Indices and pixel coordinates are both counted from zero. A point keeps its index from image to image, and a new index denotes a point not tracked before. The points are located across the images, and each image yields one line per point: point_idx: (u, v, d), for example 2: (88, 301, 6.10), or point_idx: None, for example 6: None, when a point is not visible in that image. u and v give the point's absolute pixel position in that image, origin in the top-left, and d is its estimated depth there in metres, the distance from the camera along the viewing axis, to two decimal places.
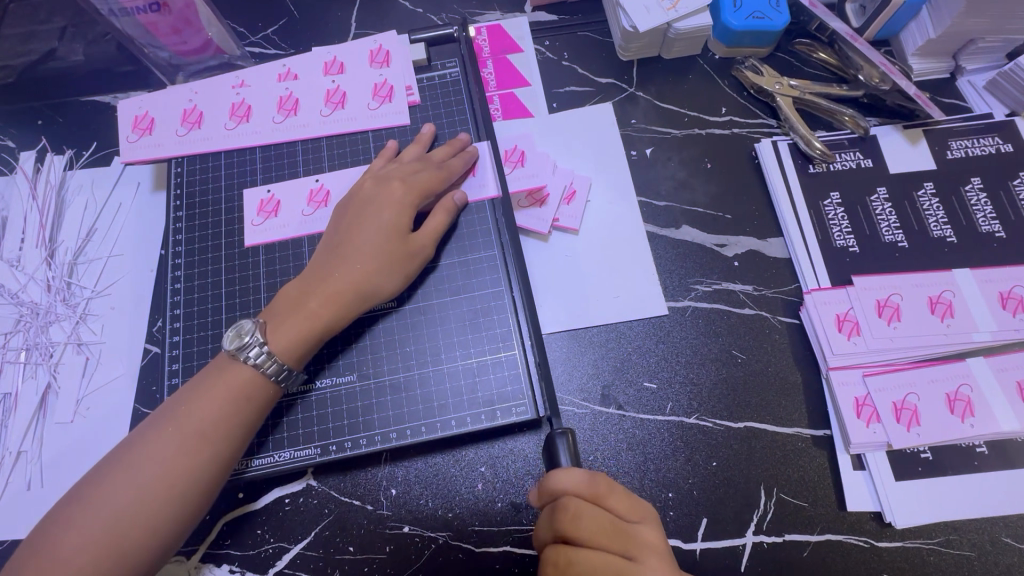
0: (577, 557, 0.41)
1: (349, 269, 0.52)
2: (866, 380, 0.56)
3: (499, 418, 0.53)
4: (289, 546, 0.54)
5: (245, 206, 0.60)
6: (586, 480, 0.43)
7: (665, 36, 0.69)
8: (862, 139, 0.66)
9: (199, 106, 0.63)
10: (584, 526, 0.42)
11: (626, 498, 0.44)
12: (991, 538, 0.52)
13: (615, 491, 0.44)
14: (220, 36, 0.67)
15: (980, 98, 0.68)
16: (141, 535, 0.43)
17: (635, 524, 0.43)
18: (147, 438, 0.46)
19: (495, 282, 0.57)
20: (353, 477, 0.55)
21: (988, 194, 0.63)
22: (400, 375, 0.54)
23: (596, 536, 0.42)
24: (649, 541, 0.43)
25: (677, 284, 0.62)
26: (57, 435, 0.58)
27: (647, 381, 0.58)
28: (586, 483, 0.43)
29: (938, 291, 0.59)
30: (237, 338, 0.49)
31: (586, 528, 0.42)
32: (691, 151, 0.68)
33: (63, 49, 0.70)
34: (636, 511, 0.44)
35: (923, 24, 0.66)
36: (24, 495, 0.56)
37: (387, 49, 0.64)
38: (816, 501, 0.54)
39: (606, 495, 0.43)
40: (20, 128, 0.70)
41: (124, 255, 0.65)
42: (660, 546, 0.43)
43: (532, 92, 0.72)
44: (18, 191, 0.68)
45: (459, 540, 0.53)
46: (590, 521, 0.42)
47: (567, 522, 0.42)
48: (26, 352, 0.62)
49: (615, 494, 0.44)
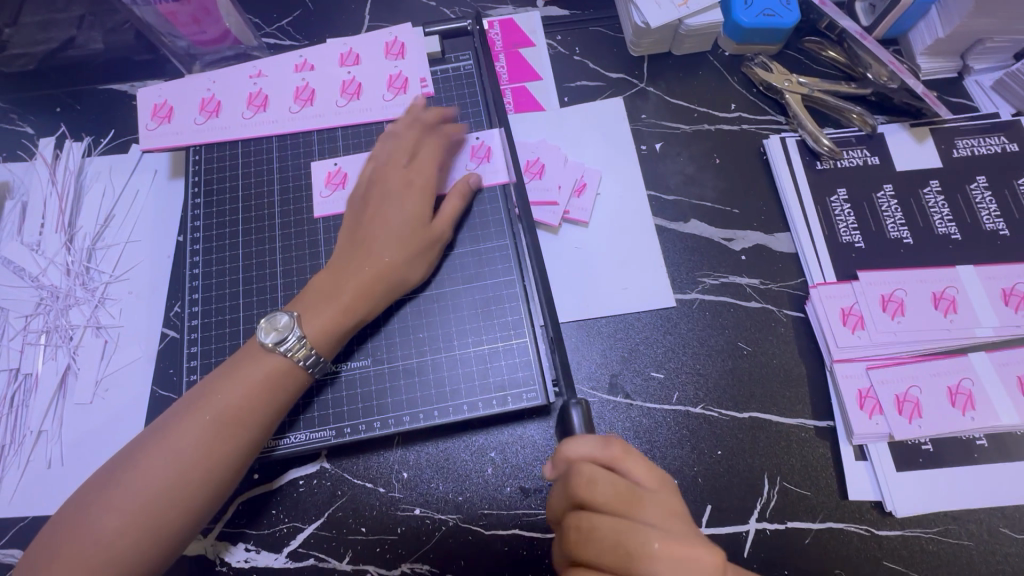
0: (598, 523, 0.41)
1: (379, 260, 0.53)
2: (869, 372, 0.57)
3: (510, 403, 0.54)
4: (303, 526, 0.55)
5: (313, 180, 0.62)
6: (599, 447, 0.44)
7: (676, 33, 0.70)
8: (869, 137, 0.67)
9: (217, 95, 0.64)
10: (603, 490, 0.42)
11: (642, 464, 0.44)
12: (989, 528, 0.53)
13: (630, 457, 0.44)
14: (237, 26, 0.69)
15: (986, 97, 0.69)
16: (180, 513, 0.45)
17: (650, 490, 0.43)
18: (179, 422, 0.47)
19: (507, 271, 0.58)
20: (365, 460, 0.56)
21: (993, 193, 0.63)
22: (414, 362, 0.56)
23: (615, 500, 0.42)
24: (666, 505, 0.43)
25: (685, 278, 0.63)
26: (77, 416, 0.60)
27: (654, 371, 0.59)
28: (599, 449, 0.44)
29: (942, 287, 0.60)
30: (274, 330, 0.50)
31: (605, 495, 0.42)
32: (700, 147, 0.69)
33: (83, 37, 0.71)
34: (654, 478, 0.44)
35: (932, 24, 0.67)
36: (44, 474, 0.57)
37: (403, 41, 0.65)
38: (818, 491, 0.55)
39: (621, 459, 0.44)
40: (39, 115, 0.72)
41: (141, 241, 0.66)
42: (681, 512, 0.43)
43: (544, 86, 0.73)
44: (37, 177, 0.69)
45: (468, 523, 0.54)
46: (607, 486, 0.42)
47: (585, 489, 0.42)
48: (46, 334, 0.63)
49: (631, 459, 0.44)
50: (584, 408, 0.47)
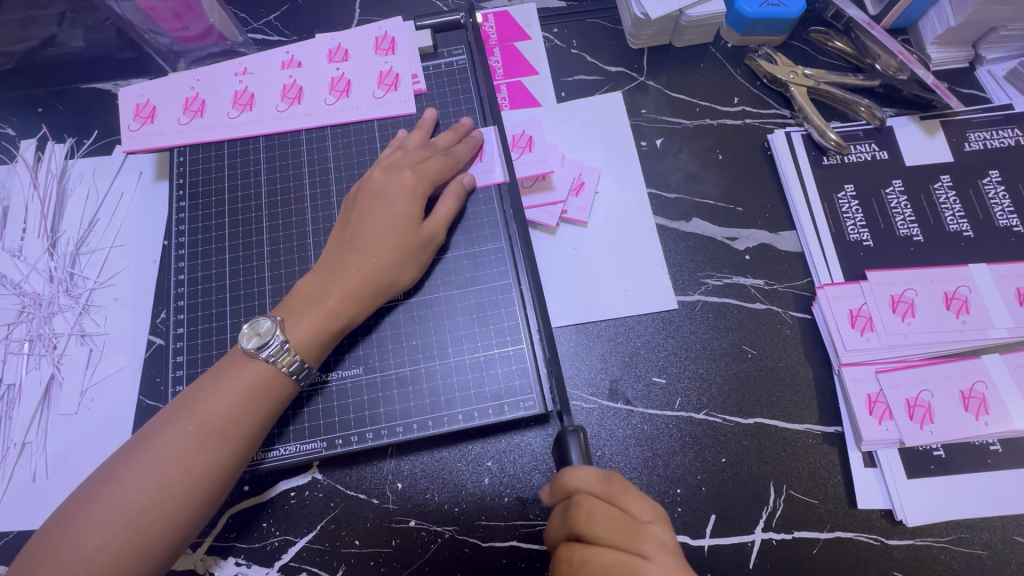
0: (591, 557, 0.41)
1: (367, 260, 0.51)
2: (879, 376, 0.55)
3: (507, 412, 0.52)
4: (295, 539, 0.53)
5: (306, 183, 0.60)
6: (601, 480, 0.43)
7: (677, 24, 0.68)
8: (877, 131, 0.65)
9: (202, 93, 0.62)
10: (600, 525, 0.41)
11: (638, 497, 0.43)
12: (1003, 537, 0.51)
13: (628, 491, 0.43)
14: (222, 22, 0.66)
15: (1000, 88, 0.66)
16: (164, 530, 0.43)
17: (647, 525, 0.42)
18: (163, 435, 0.45)
19: (502, 274, 0.56)
20: (359, 471, 0.55)
21: (1006, 188, 0.61)
22: (406, 369, 0.54)
23: (612, 534, 0.41)
24: (660, 540, 0.42)
25: (687, 278, 0.61)
26: (62, 427, 0.58)
27: (656, 376, 0.57)
28: (601, 483, 0.42)
29: (954, 286, 0.58)
30: (256, 335, 0.48)
31: (602, 529, 0.41)
32: (702, 142, 0.67)
33: (63, 35, 0.69)
34: (648, 509, 0.43)
35: (943, 12, 0.65)
36: (29, 487, 0.56)
37: (393, 36, 0.62)
38: (827, 499, 0.53)
39: (621, 495, 0.43)
40: (20, 116, 0.69)
41: (126, 246, 0.64)
42: (671, 544, 0.42)
43: (540, 80, 0.70)
44: (18, 180, 0.67)
45: (465, 535, 0.53)
46: (606, 521, 0.41)
47: (584, 522, 0.41)
48: (29, 343, 0.61)
49: (630, 495, 0.43)
50: (582, 438, 0.44)
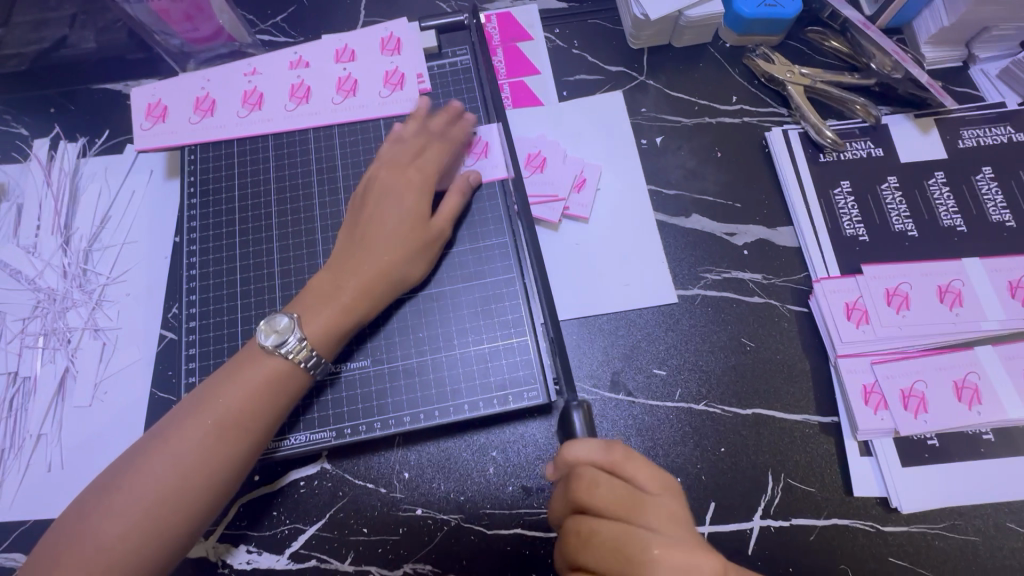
0: (597, 527, 0.42)
1: (378, 257, 0.53)
2: (874, 367, 0.56)
3: (512, 402, 0.53)
4: (304, 527, 0.55)
5: (314, 180, 0.61)
6: (601, 450, 0.43)
7: (675, 24, 0.69)
8: (873, 128, 0.66)
9: (212, 93, 0.63)
10: (602, 494, 0.42)
11: (646, 467, 0.44)
12: (995, 523, 0.53)
13: (633, 459, 0.43)
14: (230, 23, 0.68)
15: (992, 87, 0.68)
16: (181, 519, 0.45)
17: (652, 495, 0.43)
18: (180, 427, 0.46)
19: (506, 269, 0.57)
20: (366, 461, 0.56)
21: (998, 184, 0.63)
22: (414, 361, 0.55)
23: (615, 504, 0.42)
24: (667, 510, 0.42)
25: (686, 273, 0.63)
26: (76, 419, 0.59)
27: (656, 368, 0.59)
28: (600, 454, 0.43)
29: (948, 280, 0.59)
30: (274, 333, 0.49)
31: (604, 498, 0.42)
32: (701, 140, 0.68)
33: (75, 36, 0.70)
34: (656, 480, 0.43)
35: (937, 12, 0.66)
36: (45, 478, 0.57)
37: (398, 37, 0.64)
38: (823, 487, 0.54)
39: (623, 463, 0.43)
40: (32, 116, 0.71)
41: (138, 243, 0.66)
42: (680, 515, 0.42)
43: (542, 80, 0.72)
44: (32, 178, 0.68)
45: (470, 523, 0.54)
46: (607, 489, 0.42)
47: (585, 492, 0.42)
48: (44, 337, 0.62)
49: (633, 465, 0.43)
50: (586, 411, 0.46)
